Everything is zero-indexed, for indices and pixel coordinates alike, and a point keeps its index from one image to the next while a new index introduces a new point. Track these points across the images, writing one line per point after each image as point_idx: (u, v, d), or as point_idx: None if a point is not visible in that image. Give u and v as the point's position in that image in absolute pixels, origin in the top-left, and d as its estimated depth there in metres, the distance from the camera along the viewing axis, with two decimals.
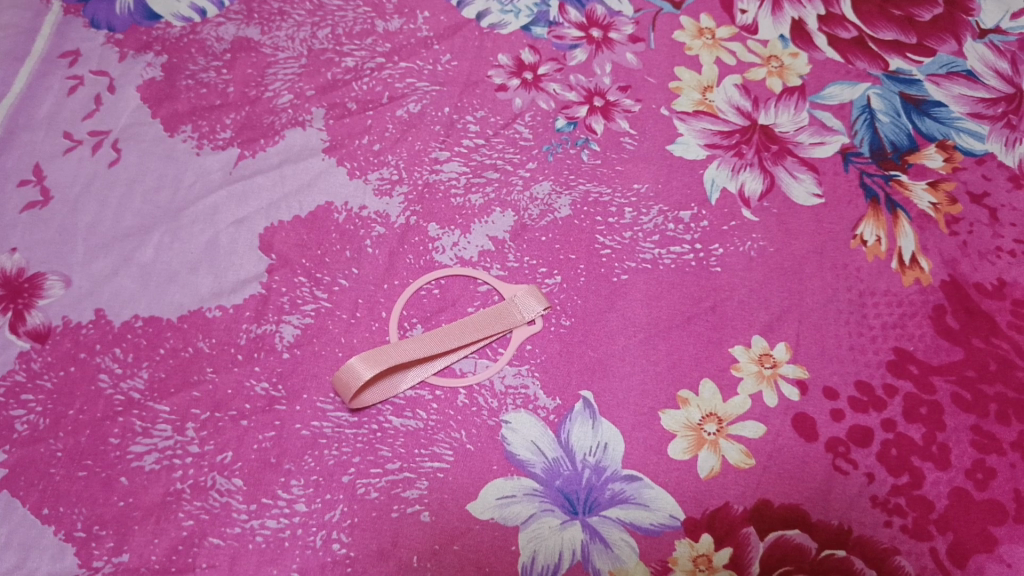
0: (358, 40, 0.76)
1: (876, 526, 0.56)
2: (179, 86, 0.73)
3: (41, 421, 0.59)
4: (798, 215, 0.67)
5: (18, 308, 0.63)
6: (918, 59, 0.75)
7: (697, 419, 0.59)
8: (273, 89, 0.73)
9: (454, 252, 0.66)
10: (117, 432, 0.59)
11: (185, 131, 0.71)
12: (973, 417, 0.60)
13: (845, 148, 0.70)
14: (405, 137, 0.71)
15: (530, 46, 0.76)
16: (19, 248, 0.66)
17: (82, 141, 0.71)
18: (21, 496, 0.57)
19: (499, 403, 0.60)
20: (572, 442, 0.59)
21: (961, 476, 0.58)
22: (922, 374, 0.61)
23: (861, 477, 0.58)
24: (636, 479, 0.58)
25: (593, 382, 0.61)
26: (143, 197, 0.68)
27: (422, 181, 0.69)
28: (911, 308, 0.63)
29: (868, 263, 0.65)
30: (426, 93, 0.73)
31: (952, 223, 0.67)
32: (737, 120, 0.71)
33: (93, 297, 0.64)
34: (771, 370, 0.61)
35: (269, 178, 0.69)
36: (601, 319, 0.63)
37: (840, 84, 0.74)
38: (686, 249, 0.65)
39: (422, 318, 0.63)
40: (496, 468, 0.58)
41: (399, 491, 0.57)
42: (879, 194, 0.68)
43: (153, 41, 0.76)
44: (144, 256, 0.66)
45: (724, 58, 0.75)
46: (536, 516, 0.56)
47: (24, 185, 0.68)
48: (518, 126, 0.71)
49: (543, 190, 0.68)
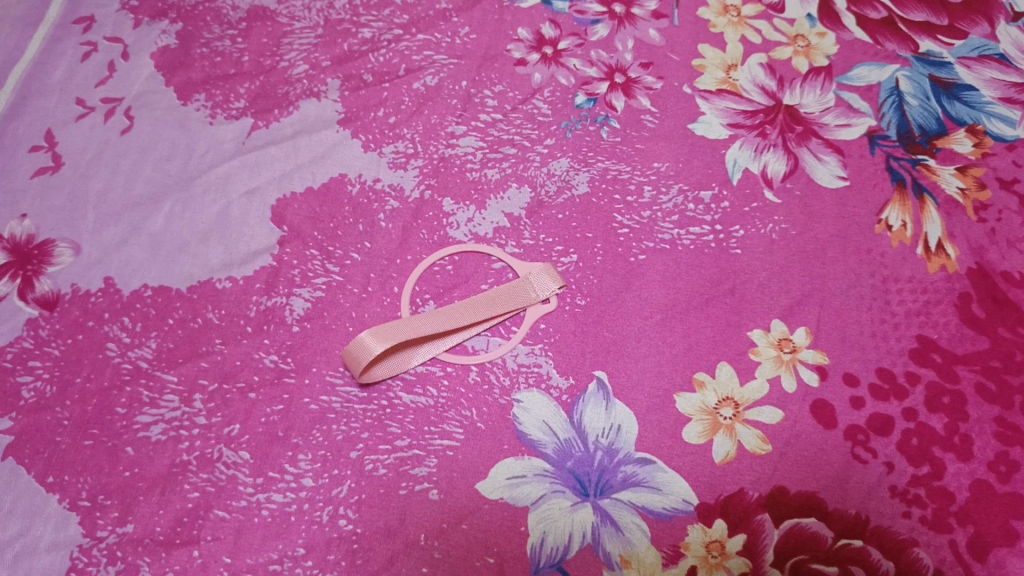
0: (376, 11, 0.75)
1: (894, 516, 0.55)
2: (193, 54, 0.72)
3: (48, 389, 0.58)
4: (822, 198, 0.65)
5: (27, 274, 0.62)
6: (949, 41, 0.73)
7: (713, 403, 0.58)
8: (289, 59, 0.72)
9: (469, 227, 0.65)
10: (124, 401, 0.58)
11: (199, 100, 0.70)
12: (997, 409, 0.58)
13: (871, 130, 0.68)
14: (421, 110, 0.69)
15: (551, 21, 0.74)
16: (29, 214, 0.65)
17: (94, 107, 0.70)
18: (26, 464, 0.56)
19: (511, 382, 0.59)
20: (585, 423, 0.58)
21: (983, 468, 0.56)
22: (945, 363, 0.59)
23: (880, 466, 0.56)
24: (649, 462, 0.56)
25: (608, 363, 0.60)
26: (155, 165, 0.67)
27: (438, 155, 0.67)
28: (936, 295, 0.62)
29: (893, 248, 0.64)
30: (444, 66, 0.72)
31: (980, 209, 0.65)
32: (761, 100, 0.70)
33: (103, 265, 0.63)
34: (790, 355, 0.59)
35: (283, 148, 0.68)
36: (617, 299, 0.62)
37: (867, 65, 0.72)
38: (706, 230, 0.64)
39: (435, 295, 0.62)
40: (507, 448, 0.57)
41: (408, 468, 0.56)
42: (905, 178, 0.66)
43: (169, 8, 0.75)
44: (155, 225, 0.65)
45: (749, 36, 0.73)
46: (546, 497, 0.55)
47: (35, 150, 0.68)
48: (537, 101, 0.70)
49: (561, 166, 0.67)
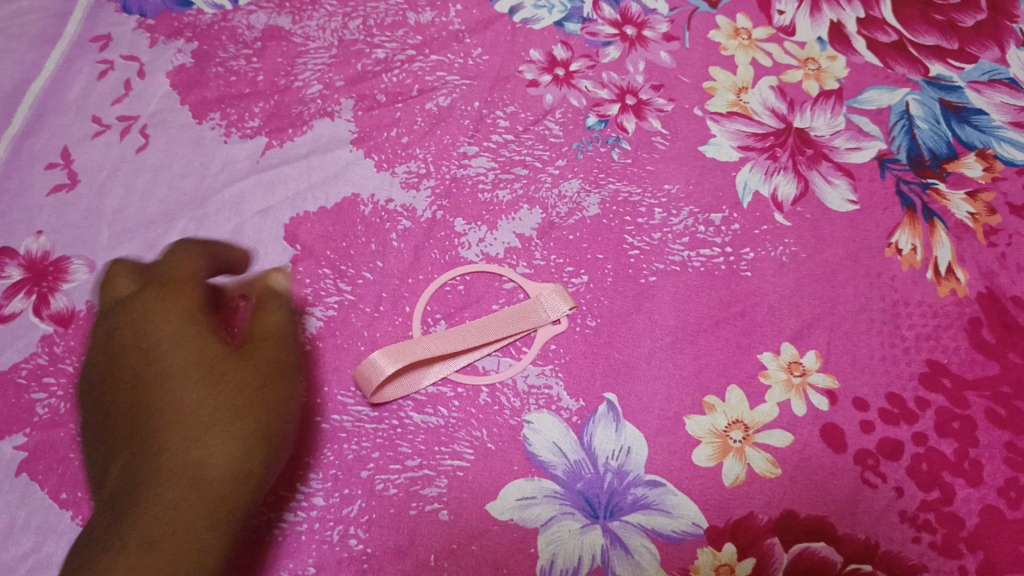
0: (389, 32, 0.75)
1: (904, 541, 0.55)
2: (208, 73, 0.73)
3: (61, 405, 0.59)
4: (833, 222, 0.66)
5: (43, 290, 0.63)
6: (959, 65, 0.73)
7: (723, 425, 0.58)
8: (303, 78, 0.72)
9: (480, 248, 0.65)
10: (136, 419, 0.58)
11: (214, 119, 0.71)
12: (1007, 434, 0.58)
13: (882, 154, 0.69)
14: (434, 130, 0.70)
15: (563, 42, 0.75)
16: (45, 231, 0.66)
17: (110, 126, 0.70)
18: (39, 480, 0.56)
19: (521, 403, 0.59)
20: (595, 444, 0.58)
21: (993, 493, 0.56)
22: (955, 388, 0.59)
23: (890, 491, 0.56)
24: (659, 485, 0.56)
25: (619, 385, 0.60)
26: (170, 183, 0.68)
27: (451, 175, 0.68)
28: (947, 319, 0.62)
29: (903, 272, 0.64)
30: (456, 87, 0.72)
31: (990, 234, 0.65)
32: (772, 123, 0.70)
33: (117, 283, 0.63)
34: (800, 379, 0.60)
35: (297, 167, 0.68)
36: (627, 320, 0.62)
37: (878, 88, 0.72)
38: (716, 252, 0.64)
39: (446, 315, 0.63)
40: (517, 469, 0.57)
41: (418, 488, 0.56)
42: (915, 202, 0.66)
43: (185, 28, 0.75)
44: (169, 243, 0.65)
45: (760, 59, 0.74)
46: (556, 519, 0.56)
47: (51, 168, 0.68)
48: (549, 122, 0.70)
49: (572, 188, 0.67)
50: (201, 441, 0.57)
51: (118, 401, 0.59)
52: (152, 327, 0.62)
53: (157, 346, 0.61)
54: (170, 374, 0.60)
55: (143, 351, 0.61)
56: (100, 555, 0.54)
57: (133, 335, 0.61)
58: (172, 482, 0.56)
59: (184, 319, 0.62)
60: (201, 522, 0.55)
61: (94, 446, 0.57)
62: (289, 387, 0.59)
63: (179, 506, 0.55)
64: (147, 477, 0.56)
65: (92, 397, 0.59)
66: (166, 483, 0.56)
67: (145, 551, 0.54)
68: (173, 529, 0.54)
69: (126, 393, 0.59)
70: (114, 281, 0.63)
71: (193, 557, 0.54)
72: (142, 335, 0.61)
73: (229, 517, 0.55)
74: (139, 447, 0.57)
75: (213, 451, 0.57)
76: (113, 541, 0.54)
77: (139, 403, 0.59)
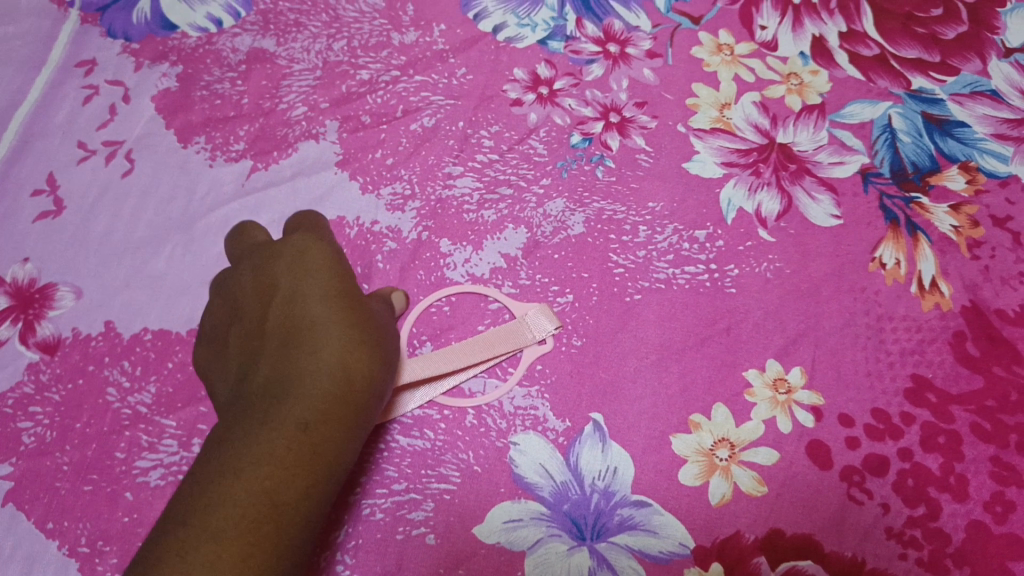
0: (374, 52, 0.75)
1: (890, 558, 0.55)
2: (193, 97, 0.73)
3: (48, 434, 0.59)
4: (816, 237, 0.66)
5: (29, 318, 0.63)
6: (941, 78, 0.73)
7: (709, 444, 0.58)
8: (288, 101, 0.73)
9: (466, 269, 0.65)
10: (123, 446, 0.58)
11: (199, 143, 0.71)
12: (992, 448, 0.58)
13: (864, 168, 0.69)
14: (419, 151, 0.70)
15: (546, 61, 0.75)
16: (31, 258, 0.66)
17: (96, 151, 0.70)
18: (26, 509, 0.57)
19: (507, 424, 0.59)
20: (581, 465, 0.58)
21: (979, 508, 0.56)
22: (940, 403, 0.59)
23: (875, 508, 0.56)
24: (645, 505, 0.57)
25: (605, 405, 0.60)
26: (155, 208, 0.68)
27: (435, 197, 0.68)
28: (931, 333, 0.62)
29: (887, 287, 0.64)
30: (441, 107, 0.72)
31: (973, 247, 0.65)
32: (755, 139, 0.70)
33: (104, 309, 0.64)
34: (785, 396, 0.60)
35: (282, 191, 0.69)
36: (613, 339, 0.62)
37: (860, 102, 0.72)
38: (701, 269, 0.65)
39: (432, 336, 0.63)
40: (503, 491, 0.57)
41: (405, 512, 0.56)
42: (898, 216, 0.67)
43: (170, 51, 0.75)
44: (155, 268, 0.66)
45: (743, 74, 0.74)
46: (543, 541, 0.56)
47: (37, 194, 0.68)
48: (533, 141, 0.71)
49: (557, 207, 0.67)
50: (323, 349, 0.47)
51: (248, 320, 0.52)
52: (281, 265, 0.53)
53: (290, 275, 0.52)
54: (304, 285, 0.51)
55: (271, 286, 0.52)
56: (165, 532, 0.42)
57: (257, 277, 0.53)
58: (302, 387, 0.46)
59: (327, 270, 0.52)
60: (326, 437, 0.45)
61: (221, 378, 0.52)
62: (391, 341, 0.53)
63: (316, 404, 0.46)
64: (286, 384, 0.47)
65: (207, 339, 0.56)
66: (290, 410, 0.45)
67: (245, 491, 0.42)
68: (314, 448, 0.45)
69: (278, 315, 0.50)
70: (249, 233, 0.60)
71: (311, 466, 0.44)
72: (268, 275, 0.53)
73: (346, 408, 0.47)
74: (292, 335, 0.48)
75: (333, 351, 0.48)
76: (214, 493, 0.42)
77: (287, 312, 0.50)
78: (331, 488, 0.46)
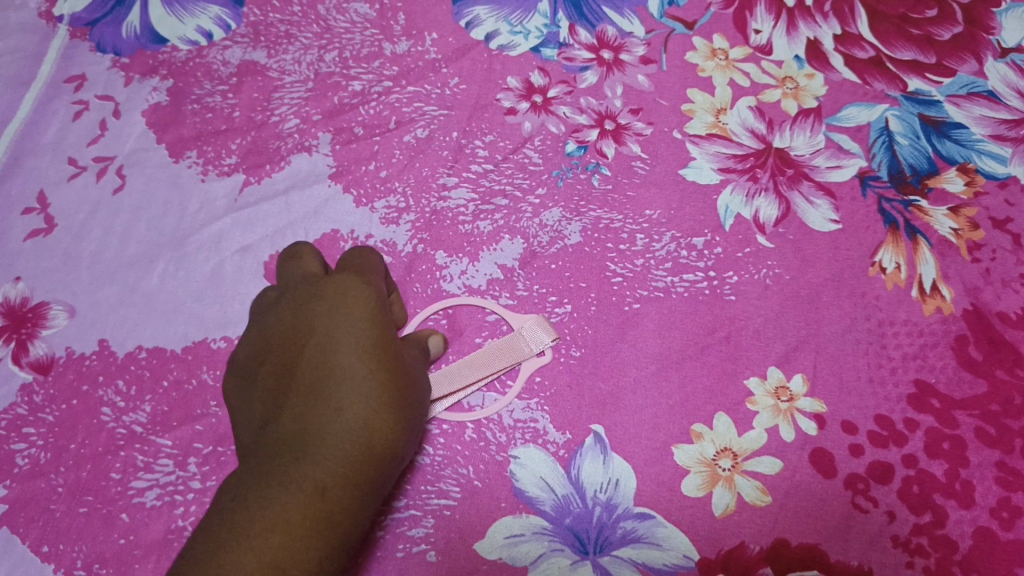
0: (366, 63, 0.74)
1: (897, 566, 0.55)
2: (184, 111, 0.72)
3: (42, 455, 0.58)
4: (815, 242, 0.65)
5: (22, 338, 0.62)
6: (938, 79, 0.73)
7: (711, 454, 0.58)
8: (279, 113, 0.72)
9: (462, 280, 0.65)
10: (119, 466, 0.58)
11: (190, 157, 0.70)
12: (997, 453, 0.58)
13: (862, 172, 0.68)
14: (413, 163, 0.69)
15: (540, 68, 0.74)
16: (23, 277, 0.65)
17: (86, 167, 0.70)
18: (21, 533, 0.56)
19: (507, 438, 0.58)
20: (582, 477, 0.57)
21: (985, 514, 0.56)
22: (944, 408, 0.59)
23: (881, 516, 0.56)
24: (648, 517, 0.56)
25: (605, 416, 0.59)
26: (147, 224, 0.67)
27: (430, 209, 0.67)
28: (933, 338, 0.61)
29: (887, 291, 0.63)
30: (434, 118, 0.72)
31: (973, 249, 0.65)
32: (751, 144, 0.70)
33: (97, 327, 0.63)
34: (787, 404, 0.59)
35: (275, 205, 0.68)
36: (612, 350, 0.62)
37: (857, 105, 0.72)
38: (699, 277, 0.64)
39: None
40: (504, 506, 0.56)
41: (405, 529, 0.55)
42: (898, 220, 0.66)
43: (160, 65, 0.74)
44: (148, 286, 0.65)
45: (738, 79, 0.73)
46: (545, 555, 0.55)
47: (28, 212, 0.68)
48: (528, 150, 0.70)
49: (553, 217, 0.67)
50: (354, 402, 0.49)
51: (280, 360, 0.54)
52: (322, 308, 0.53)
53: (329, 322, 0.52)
54: (338, 332, 0.51)
55: (306, 330, 0.53)
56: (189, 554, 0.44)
57: (293, 318, 0.54)
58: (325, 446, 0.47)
59: (368, 317, 0.52)
60: (340, 499, 0.46)
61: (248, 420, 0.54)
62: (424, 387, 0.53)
63: (341, 464, 0.47)
64: (310, 441, 0.48)
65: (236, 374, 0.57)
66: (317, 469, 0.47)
67: (263, 542, 0.43)
68: (328, 512, 0.46)
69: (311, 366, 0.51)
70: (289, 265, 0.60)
71: (334, 521, 0.46)
72: (304, 318, 0.54)
73: (369, 463, 0.48)
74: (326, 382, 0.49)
75: (357, 408, 0.48)
76: (231, 537, 0.44)
77: (320, 359, 0.51)
78: (349, 541, 0.47)
